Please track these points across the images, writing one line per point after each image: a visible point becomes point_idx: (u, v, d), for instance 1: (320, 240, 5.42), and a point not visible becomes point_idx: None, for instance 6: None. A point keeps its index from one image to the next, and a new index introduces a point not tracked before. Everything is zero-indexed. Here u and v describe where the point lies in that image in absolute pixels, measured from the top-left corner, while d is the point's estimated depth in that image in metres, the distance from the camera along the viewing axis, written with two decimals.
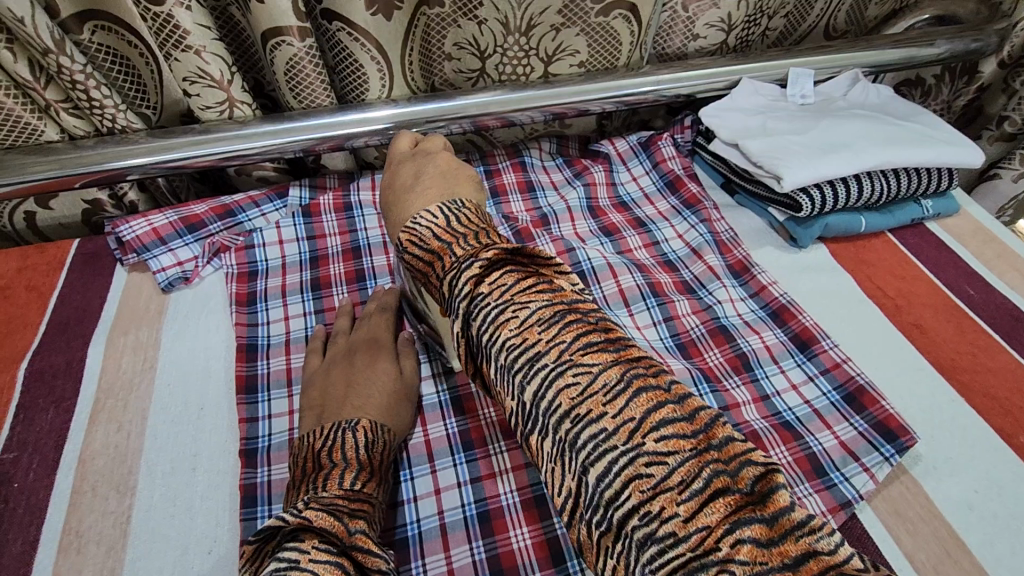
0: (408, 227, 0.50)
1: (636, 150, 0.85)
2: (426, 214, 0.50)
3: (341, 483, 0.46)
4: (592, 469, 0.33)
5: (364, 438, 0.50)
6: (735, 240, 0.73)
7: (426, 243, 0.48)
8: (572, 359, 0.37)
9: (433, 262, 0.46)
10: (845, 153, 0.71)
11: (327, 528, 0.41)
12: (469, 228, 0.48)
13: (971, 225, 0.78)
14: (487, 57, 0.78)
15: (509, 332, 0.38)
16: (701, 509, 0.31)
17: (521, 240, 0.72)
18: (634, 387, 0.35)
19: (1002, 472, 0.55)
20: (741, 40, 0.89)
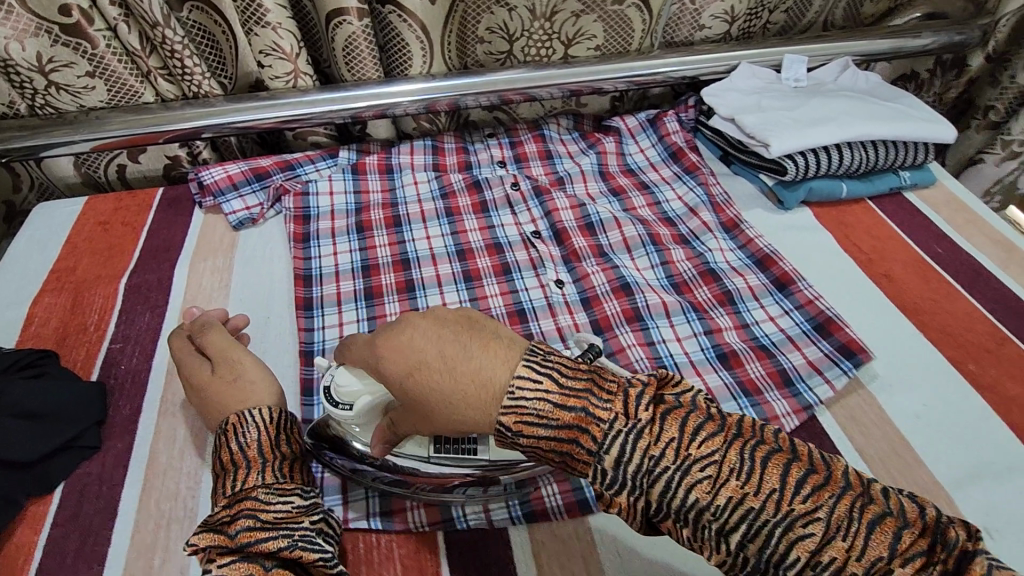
0: (511, 405, 0.42)
1: (643, 126, 0.95)
2: (524, 375, 0.42)
3: (224, 492, 0.48)
4: (752, 542, 0.39)
5: (235, 439, 0.50)
6: (728, 202, 0.83)
7: (552, 423, 0.42)
8: (692, 456, 0.40)
9: (572, 440, 0.42)
10: (829, 125, 0.80)
11: (209, 543, 0.43)
12: (587, 370, 0.44)
13: (947, 196, 0.87)
14: (515, 40, 0.89)
15: (650, 457, 0.41)
16: (838, 538, 0.38)
17: (539, 196, 0.83)
18: (761, 458, 0.40)
19: (949, 392, 0.63)
20: (744, 31, 0.99)
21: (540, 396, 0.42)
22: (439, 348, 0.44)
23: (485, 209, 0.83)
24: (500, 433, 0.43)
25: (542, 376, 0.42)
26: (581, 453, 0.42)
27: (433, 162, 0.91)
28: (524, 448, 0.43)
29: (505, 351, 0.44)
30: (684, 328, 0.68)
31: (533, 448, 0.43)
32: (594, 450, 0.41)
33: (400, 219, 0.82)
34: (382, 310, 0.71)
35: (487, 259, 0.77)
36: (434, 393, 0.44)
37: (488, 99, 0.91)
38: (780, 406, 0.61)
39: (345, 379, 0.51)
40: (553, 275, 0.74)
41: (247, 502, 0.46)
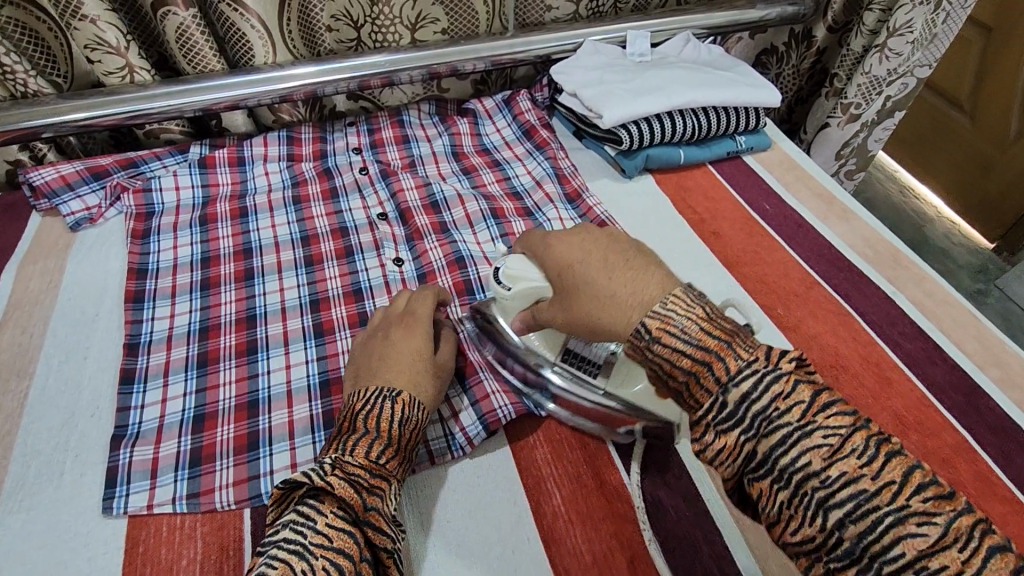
0: (660, 312, 0.44)
1: (500, 107, 0.98)
2: (677, 299, 0.45)
3: (367, 454, 0.49)
4: (852, 524, 0.36)
5: (400, 413, 0.53)
6: (573, 173, 0.86)
7: (692, 339, 0.43)
8: (816, 421, 0.39)
9: (704, 371, 0.42)
10: (657, 94, 0.84)
11: (346, 499, 0.46)
12: (732, 325, 0.45)
13: (781, 157, 0.92)
14: (361, 27, 0.91)
15: (773, 406, 0.39)
16: (984, 565, 0.33)
17: (387, 179, 0.85)
18: (884, 450, 0.37)
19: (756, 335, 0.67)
20: (593, 11, 1.02)
21: (692, 319, 0.44)
22: (601, 253, 0.52)
23: (335, 195, 0.84)
24: (634, 336, 0.45)
25: (697, 302, 0.45)
26: (709, 379, 0.42)
27: (288, 152, 0.91)
28: (653, 357, 0.45)
29: (655, 279, 0.48)
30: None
31: (661, 358, 0.44)
32: (724, 380, 0.41)
33: (247, 210, 0.82)
34: (216, 299, 0.71)
35: (331, 243, 0.77)
36: (591, 294, 0.49)
37: (346, 86, 0.91)
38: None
39: (518, 266, 0.58)
40: (393, 253, 0.76)
41: (382, 483, 0.49)
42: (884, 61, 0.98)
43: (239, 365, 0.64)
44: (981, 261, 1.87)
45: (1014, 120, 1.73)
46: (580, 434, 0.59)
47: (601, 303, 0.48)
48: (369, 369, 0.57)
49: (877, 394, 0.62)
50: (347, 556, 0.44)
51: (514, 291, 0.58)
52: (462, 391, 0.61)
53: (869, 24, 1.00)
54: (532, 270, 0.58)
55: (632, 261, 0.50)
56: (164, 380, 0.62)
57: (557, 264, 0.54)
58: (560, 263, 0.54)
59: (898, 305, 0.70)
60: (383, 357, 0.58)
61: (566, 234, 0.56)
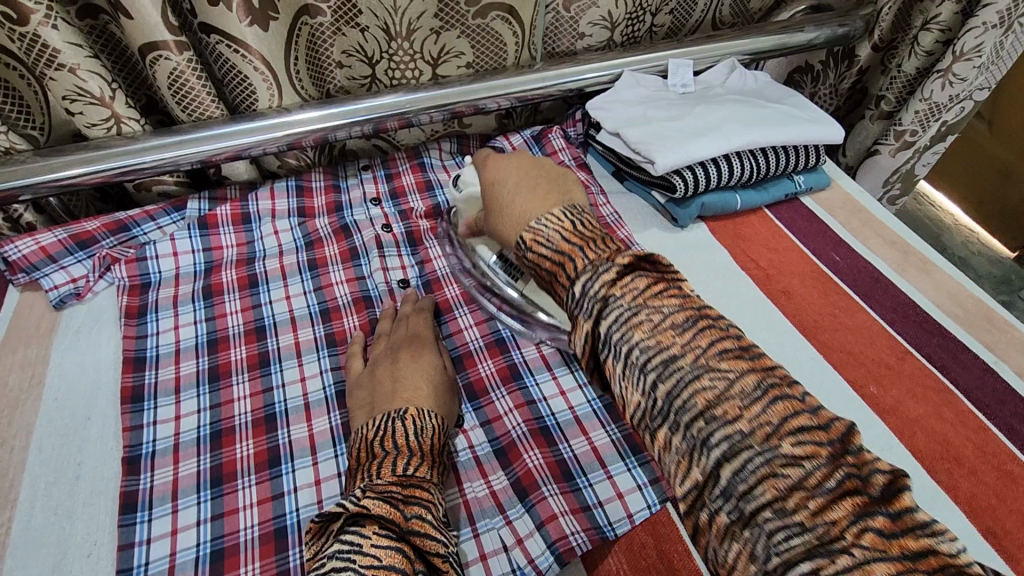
0: (533, 227, 0.49)
1: (529, 145, 0.90)
2: (551, 215, 0.49)
3: (394, 470, 0.49)
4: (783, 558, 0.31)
5: (413, 426, 0.53)
6: (619, 223, 0.78)
7: (554, 245, 0.47)
8: (782, 446, 0.34)
9: (563, 265, 0.45)
10: (712, 135, 0.75)
11: (383, 515, 0.44)
12: (596, 233, 0.48)
13: (843, 197, 0.84)
14: (376, 63, 0.81)
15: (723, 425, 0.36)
16: None
17: (412, 244, 0.78)
18: (847, 489, 0.32)
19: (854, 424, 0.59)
20: (628, 36, 0.94)
21: (558, 229, 0.48)
22: (519, 177, 0.58)
23: (354, 257, 0.75)
24: (516, 248, 0.50)
25: (566, 218, 0.49)
26: (563, 277, 0.45)
27: (298, 205, 0.81)
28: (529, 263, 0.50)
29: (549, 202, 0.53)
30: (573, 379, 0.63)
31: (534, 267, 0.49)
32: (573, 277, 0.44)
33: (256, 277, 0.72)
34: (227, 394, 0.61)
35: (355, 317, 0.69)
36: (497, 204, 0.58)
37: (361, 130, 0.82)
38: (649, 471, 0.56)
39: (469, 176, 0.68)
40: None
41: (418, 491, 0.48)
42: (947, 86, 0.91)
43: (261, 481, 0.55)
44: (1004, 272, 1.80)
45: None
46: (670, 559, 0.50)
47: (509, 218, 0.55)
48: (382, 394, 0.57)
49: (1001, 494, 0.54)
50: (399, 571, 0.40)
51: (463, 195, 0.69)
52: (524, 513, 0.53)
53: (928, 45, 0.92)
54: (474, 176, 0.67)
55: (540, 188, 0.56)
56: (173, 505, 0.53)
57: (485, 183, 0.60)
58: (487, 181, 0.60)
59: (1004, 378, 0.62)
60: (395, 378, 0.58)
61: (499, 157, 0.62)
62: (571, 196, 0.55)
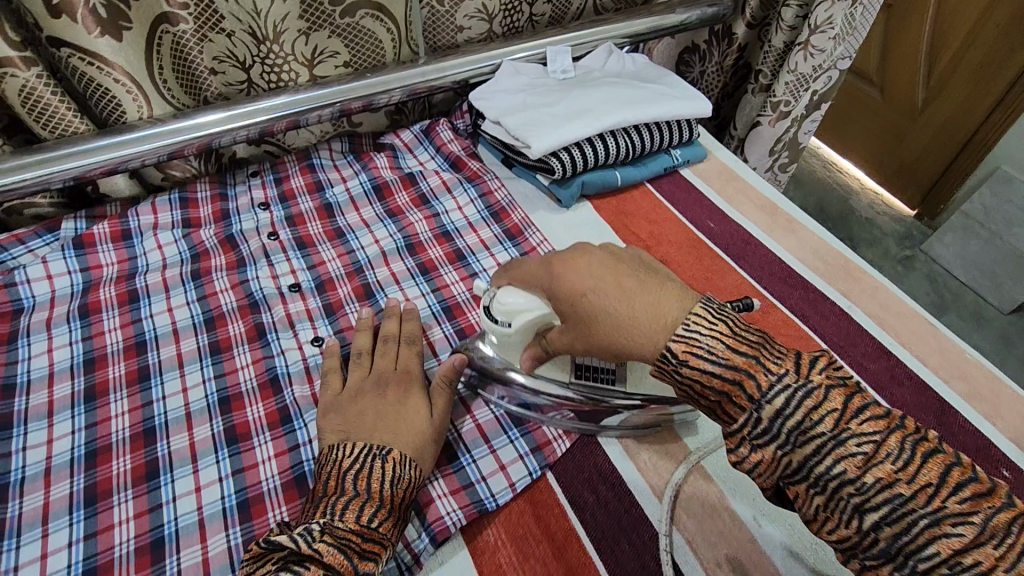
0: (684, 335, 0.42)
1: (419, 138, 0.90)
2: (699, 314, 0.43)
3: (359, 516, 0.44)
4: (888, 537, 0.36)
5: (392, 473, 0.48)
6: (511, 206, 0.80)
7: (720, 359, 0.41)
8: (852, 429, 0.38)
9: (740, 386, 0.41)
10: (586, 118, 0.78)
11: (335, 566, 0.41)
12: (754, 334, 0.43)
13: (719, 167, 0.88)
14: (249, 67, 0.80)
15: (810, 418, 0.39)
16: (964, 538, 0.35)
17: (302, 247, 0.75)
18: (917, 453, 0.37)
19: None
20: (509, 26, 0.96)
21: (715, 337, 0.42)
22: (614, 279, 0.47)
23: (240, 265, 0.73)
24: (660, 360, 0.43)
25: (718, 320, 0.43)
26: (741, 397, 0.41)
27: (183, 216, 0.80)
28: (681, 378, 0.43)
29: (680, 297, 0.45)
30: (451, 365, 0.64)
31: (691, 382, 0.43)
32: (757, 398, 0.40)
33: (137, 292, 0.70)
34: (105, 412, 0.60)
35: (240, 323, 0.68)
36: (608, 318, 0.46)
37: (246, 134, 0.81)
38: None
39: (510, 300, 0.53)
40: (310, 331, 0.67)
41: (375, 547, 0.45)
42: (809, 58, 0.97)
43: (137, 495, 0.54)
44: (906, 228, 1.93)
45: (920, 91, 1.79)
46: (546, 522, 0.53)
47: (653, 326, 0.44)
48: (362, 424, 0.52)
49: None
50: None
51: (516, 327, 0.53)
52: (403, 499, 0.53)
53: (789, 20, 0.98)
54: (532, 300, 0.52)
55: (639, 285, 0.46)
56: (44, 530, 0.52)
57: None
58: (566, 292, 0.48)
59: (858, 323, 0.67)
60: (380, 411, 0.53)
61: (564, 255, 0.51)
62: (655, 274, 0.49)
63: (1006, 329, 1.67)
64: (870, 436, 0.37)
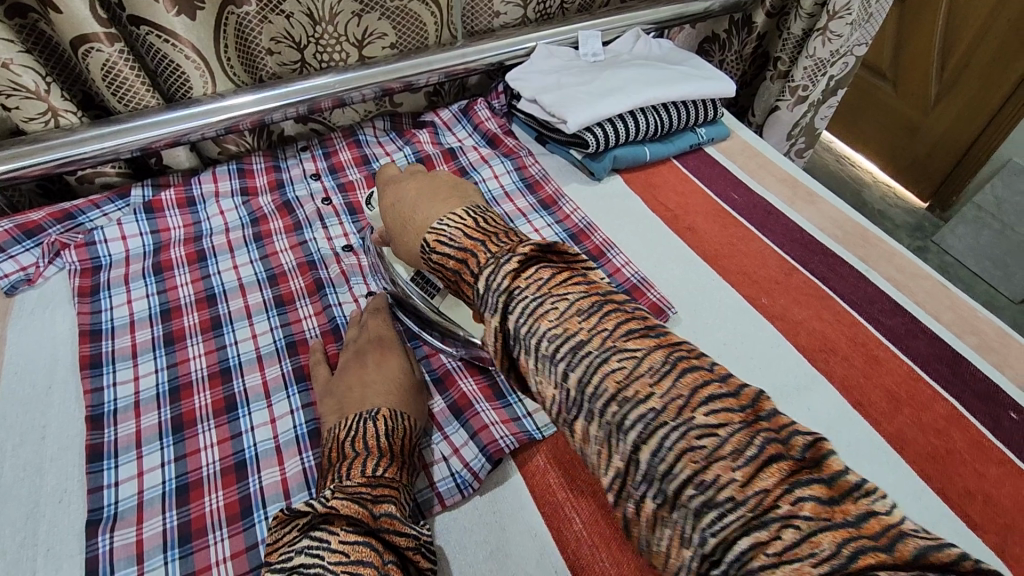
0: (436, 227, 0.51)
1: (458, 117, 0.95)
2: (450, 216, 0.52)
3: (363, 471, 0.48)
4: None
5: (385, 426, 0.53)
6: (545, 178, 0.85)
7: (456, 243, 0.49)
8: None
9: (466, 261, 0.48)
10: (618, 95, 0.84)
11: (352, 514, 0.44)
12: (498, 230, 0.50)
13: (742, 145, 0.93)
14: (304, 48, 0.86)
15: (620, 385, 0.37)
16: None
17: (353, 212, 0.81)
18: None
19: (775, 360, 0.65)
20: (541, 13, 1.02)
21: (457, 227, 0.50)
22: (416, 189, 0.59)
23: (298, 228, 0.79)
24: (421, 248, 0.52)
25: (468, 216, 0.51)
26: (467, 272, 0.47)
27: (241, 186, 0.86)
28: (434, 266, 0.51)
29: (454, 204, 0.55)
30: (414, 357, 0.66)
31: (439, 265, 0.50)
32: (475, 272, 0.46)
33: (204, 252, 0.76)
34: (183, 354, 0.66)
35: (300, 279, 0.73)
36: (399, 218, 0.58)
37: (299, 110, 0.87)
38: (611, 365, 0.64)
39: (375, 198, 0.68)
40: (366, 287, 0.73)
41: (387, 492, 0.48)
42: (828, 43, 1.02)
43: (219, 425, 0.60)
44: (917, 219, 1.97)
45: (934, 85, 1.83)
46: None
47: (410, 227, 0.57)
48: (350, 400, 0.57)
49: (868, 374, 0.63)
50: (368, 565, 0.40)
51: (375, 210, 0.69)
52: (459, 427, 0.59)
53: (808, 7, 1.02)
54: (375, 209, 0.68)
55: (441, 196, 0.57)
56: (138, 452, 0.57)
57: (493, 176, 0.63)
58: (388, 205, 0.61)
59: (874, 283, 0.72)
60: (364, 384, 0.58)
61: (397, 180, 0.63)
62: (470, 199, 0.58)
63: (1017, 318, 1.71)
64: None
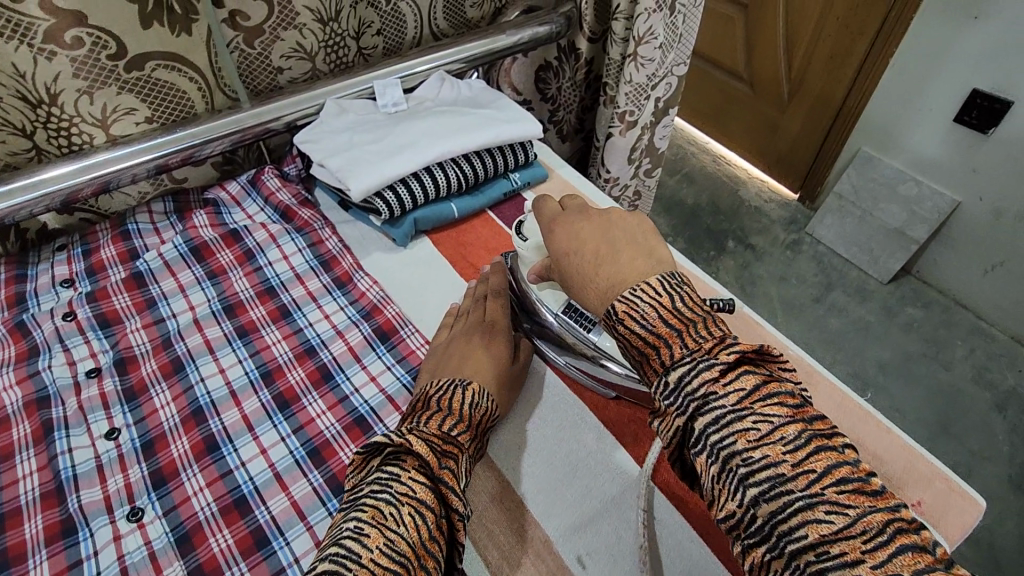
0: (627, 297, 0.45)
1: (247, 190, 0.84)
2: (648, 286, 0.45)
3: (439, 425, 0.49)
4: (766, 504, 0.36)
5: (471, 398, 0.54)
6: (341, 252, 0.76)
7: (649, 324, 0.43)
8: (718, 402, 0.39)
9: (655, 349, 0.43)
10: (408, 152, 0.76)
11: (423, 454, 0.45)
12: (698, 315, 0.44)
13: (561, 185, 0.88)
14: (31, 134, 0.73)
15: (746, 444, 0.37)
16: (890, 560, 0.33)
17: (105, 325, 0.68)
18: (813, 441, 0.37)
19: (581, 444, 0.59)
20: (336, 62, 0.93)
21: (655, 306, 0.44)
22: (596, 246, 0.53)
23: (32, 355, 0.65)
24: (606, 315, 0.47)
25: (664, 292, 0.44)
26: (655, 361, 0.43)
27: None
28: (617, 336, 0.46)
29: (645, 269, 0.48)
30: (130, 520, 0.53)
31: (624, 339, 0.45)
32: (666, 365, 0.42)
33: None
34: None
35: (25, 424, 0.60)
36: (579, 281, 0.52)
37: (36, 207, 0.73)
38: (300, 544, 0.52)
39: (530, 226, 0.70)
40: (106, 423, 0.60)
41: (454, 450, 0.48)
42: (641, 68, 0.99)
43: None
44: (791, 213, 2.02)
45: (785, 84, 1.89)
46: None
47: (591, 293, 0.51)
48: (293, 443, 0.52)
49: None
50: (427, 509, 0.42)
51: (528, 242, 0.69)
52: None
53: (618, 32, 0.99)
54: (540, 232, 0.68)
55: (622, 258, 0.50)
56: None
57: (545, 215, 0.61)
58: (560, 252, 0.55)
59: None
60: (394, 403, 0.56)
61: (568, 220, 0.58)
62: (659, 256, 0.50)
63: (887, 298, 1.74)
64: (770, 417, 0.38)
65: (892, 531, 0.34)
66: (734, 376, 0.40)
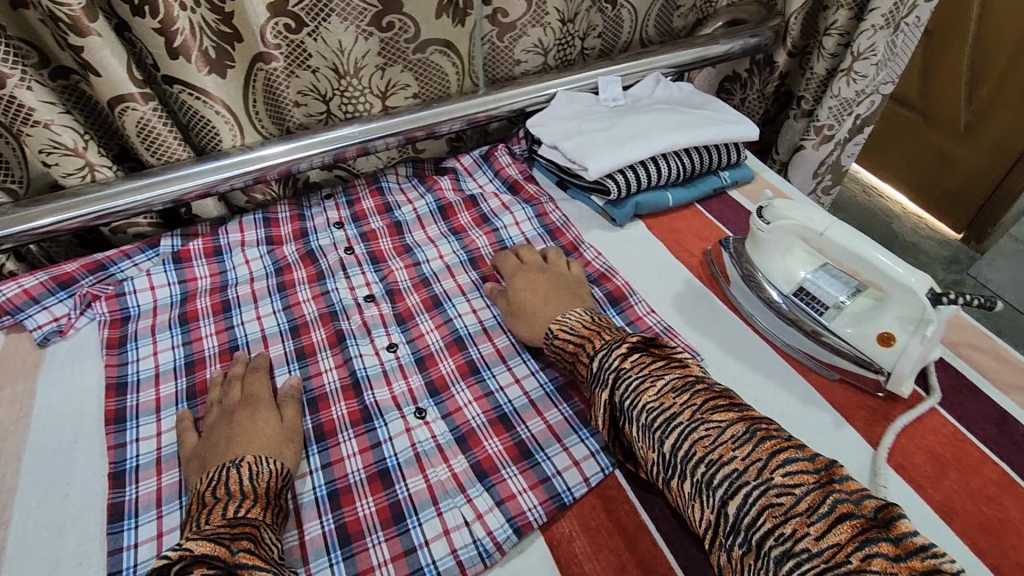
0: (559, 320, 0.65)
1: (479, 163, 0.96)
2: (568, 312, 0.66)
3: (223, 513, 0.48)
4: (731, 500, 0.45)
5: (247, 470, 0.52)
6: (566, 225, 0.85)
7: (576, 331, 0.63)
8: (703, 418, 0.49)
9: (582, 347, 0.61)
10: (639, 141, 0.83)
11: (209, 552, 0.43)
12: (610, 324, 0.64)
13: (767, 187, 0.93)
14: (329, 100, 0.88)
15: (704, 448, 0.48)
16: (830, 529, 0.40)
17: (375, 261, 0.82)
18: (757, 438, 0.47)
19: (812, 420, 0.62)
20: (562, 59, 1.03)
21: (578, 321, 0.64)
22: None
23: (321, 278, 0.79)
24: (545, 337, 0.65)
25: (586, 313, 0.65)
26: (585, 356, 0.60)
27: (266, 235, 0.87)
28: (555, 348, 0.64)
29: None
30: (417, 417, 0.64)
31: (559, 351, 0.64)
32: (592, 353, 0.59)
33: (229, 302, 0.77)
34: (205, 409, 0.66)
35: (322, 330, 0.73)
36: None
37: (323, 159, 0.87)
38: (560, 460, 0.60)
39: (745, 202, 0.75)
40: (385, 338, 0.72)
41: (246, 532, 0.47)
42: (851, 83, 1.01)
43: None
44: (953, 252, 1.90)
45: (964, 114, 1.78)
46: (623, 528, 0.55)
47: None
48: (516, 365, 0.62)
49: (913, 436, 0.60)
50: None
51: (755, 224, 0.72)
52: (484, 491, 0.57)
53: (830, 48, 1.02)
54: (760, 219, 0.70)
55: None
56: (157, 512, 0.57)
57: None
58: None
59: None
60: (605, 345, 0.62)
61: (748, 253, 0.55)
62: None
63: None
64: (716, 421, 0.49)
65: (834, 503, 0.42)
66: (687, 395, 0.51)
